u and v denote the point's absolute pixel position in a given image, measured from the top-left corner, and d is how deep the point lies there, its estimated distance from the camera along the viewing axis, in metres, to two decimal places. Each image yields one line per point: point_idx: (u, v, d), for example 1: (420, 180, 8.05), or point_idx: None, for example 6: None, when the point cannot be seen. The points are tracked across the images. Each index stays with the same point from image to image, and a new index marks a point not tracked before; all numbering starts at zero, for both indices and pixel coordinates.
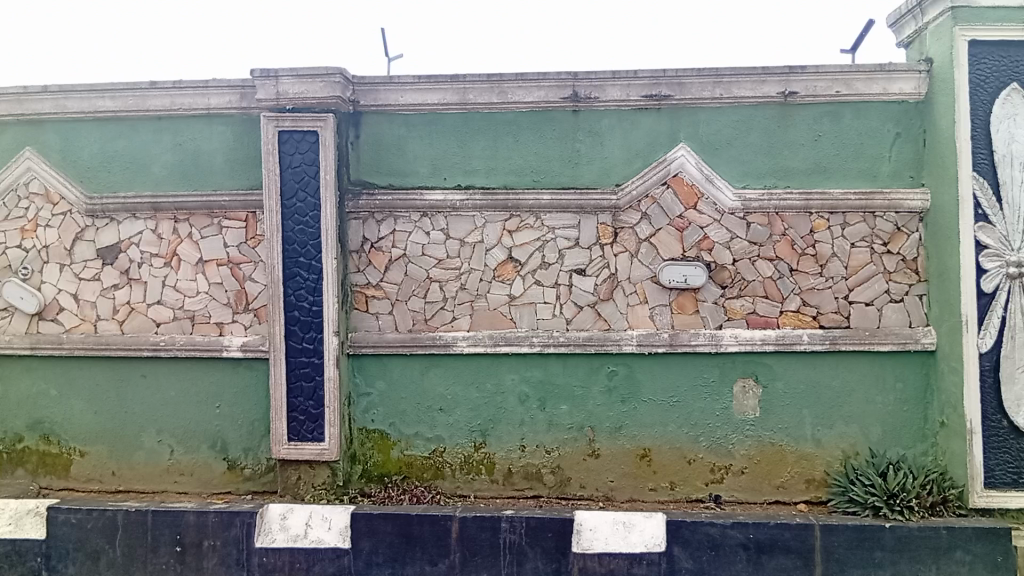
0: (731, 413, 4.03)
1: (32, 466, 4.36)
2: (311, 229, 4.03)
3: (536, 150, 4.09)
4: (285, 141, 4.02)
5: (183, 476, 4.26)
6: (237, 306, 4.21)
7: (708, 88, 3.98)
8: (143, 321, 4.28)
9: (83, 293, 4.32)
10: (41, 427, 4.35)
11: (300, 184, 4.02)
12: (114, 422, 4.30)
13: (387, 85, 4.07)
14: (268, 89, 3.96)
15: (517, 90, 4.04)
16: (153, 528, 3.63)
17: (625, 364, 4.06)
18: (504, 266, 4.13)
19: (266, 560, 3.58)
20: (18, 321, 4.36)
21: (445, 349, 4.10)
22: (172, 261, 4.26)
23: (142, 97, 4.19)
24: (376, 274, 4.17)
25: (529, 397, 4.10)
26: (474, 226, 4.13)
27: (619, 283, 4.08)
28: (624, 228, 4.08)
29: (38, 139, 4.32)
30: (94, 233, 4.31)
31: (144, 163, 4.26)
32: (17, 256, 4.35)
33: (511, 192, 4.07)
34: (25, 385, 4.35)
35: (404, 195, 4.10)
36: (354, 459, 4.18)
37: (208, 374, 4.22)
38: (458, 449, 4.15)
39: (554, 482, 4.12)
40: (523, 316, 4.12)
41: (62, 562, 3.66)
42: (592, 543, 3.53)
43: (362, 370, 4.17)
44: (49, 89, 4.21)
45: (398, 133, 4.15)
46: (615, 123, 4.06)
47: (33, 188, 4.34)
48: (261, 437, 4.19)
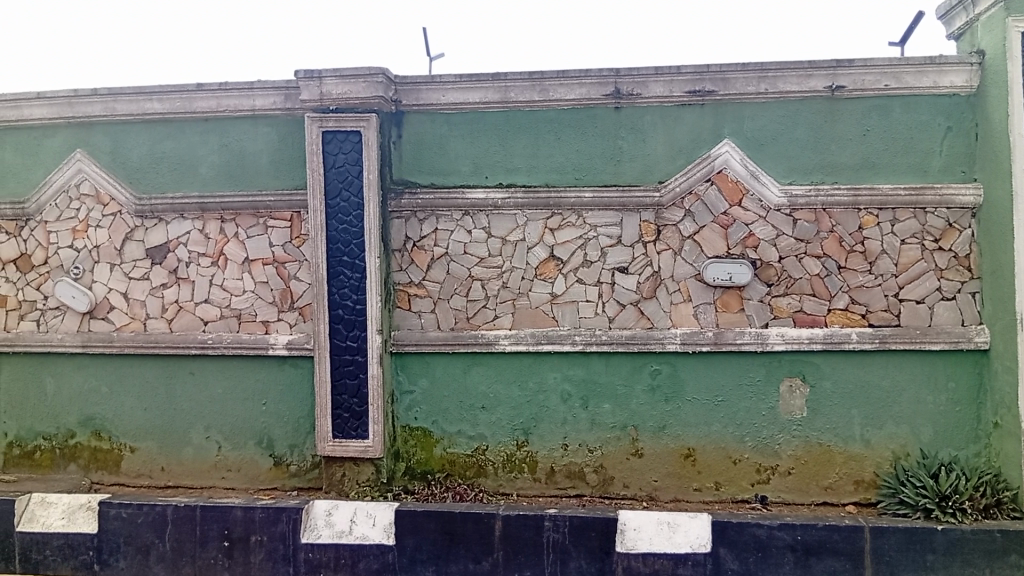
0: (777, 413, 3.97)
1: (84, 461, 4.47)
2: (354, 228, 4.06)
3: (578, 148, 4.07)
4: (328, 141, 4.05)
5: (230, 471, 4.32)
6: (282, 304, 4.26)
7: (753, 83, 3.92)
8: (190, 319, 4.36)
9: (132, 292, 4.41)
10: (92, 423, 4.45)
11: (344, 184, 4.05)
12: (163, 418, 4.38)
13: (429, 85, 4.08)
14: (312, 89, 3.99)
15: (559, 88, 4.02)
16: (202, 523, 3.68)
17: (668, 363, 4.02)
18: (546, 264, 4.12)
19: (311, 556, 3.61)
20: (70, 320, 4.46)
21: (487, 347, 4.11)
22: (218, 261, 4.33)
23: (189, 99, 4.25)
24: (418, 273, 4.20)
25: (572, 396, 4.09)
26: (516, 225, 4.13)
27: (663, 281, 4.05)
28: (668, 225, 4.04)
29: (89, 141, 4.42)
30: (143, 233, 4.40)
31: (191, 165, 4.33)
32: (69, 256, 4.46)
33: (553, 190, 4.06)
34: (77, 382, 4.46)
35: (446, 194, 4.12)
36: (398, 457, 4.20)
37: (254, 372, 4.27)
38: (500, 447, 4.16)
39: (596, 481, 4.10)
40: (565, 314, 4.10)
41: (114, 557, 3.73)
42: (636, 543, 3.50)
43: (405, 368, 4.19)
44: (99, 93, 4.29)
45: (439, 132, 4.16)
46: (658, 119, 4.02)
47: (84, 190, 4.44)
48: (306, 434, 4.24)
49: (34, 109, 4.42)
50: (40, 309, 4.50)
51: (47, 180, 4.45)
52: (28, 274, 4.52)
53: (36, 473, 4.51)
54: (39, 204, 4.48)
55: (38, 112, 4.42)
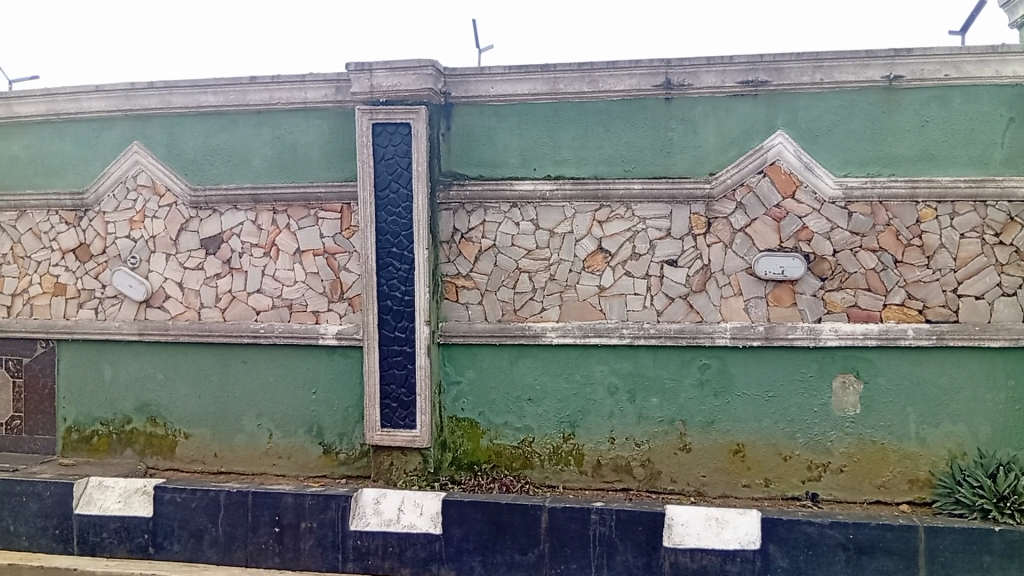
0: (829, 410, 3.90)
1: (140, 447, 4.58)
2: (404, 219, 4.09)
3: (628, 139, 4.03)
4: (378, 133, 4.08)
5: (281, 459, 4.40)
6: (332, 295, 4.31)
7: (808, 72, 3.84)
8: (243, 309, 4.43)
9: (187, 281, 4.50)
10: (148, 409, 4.56)
11: (393, 175, 4.08)
12: (216, 406, 4.46)
13: (478, 76, 4.08)
14: (363, 82, 4.02)
15: (608, 79, 3.99)
16: (254, 509, 3.74)
17: (717, 357, 3.98)
18: (594, 256, 4.10)
19: (360, 543, 3.65)
20: (127, 308, 4.57)
21: (534, 340, 4.10)
22: (271, 251, 4.39)
23: (243, 92, 4.32)
24: (466, 264, 4.21)
25: (619, 389, 4.07)
26: (564, 217, 4.11)
27: (713, 275, 4.00)
28: (718, 218, 3.99)
29: (146, 134, 4.51)
30: (198, 224, 4.48)
31: (245, 157, 4.40)
32: (126, 246, 4.57)
33: (602, 182, 4.03)
34: (134, 369, 4.57)
35: (494, 186, 4.13)
36: (444, 447, 4.23)
37: (305, 361, 4.33)
38: (546, 439, 4.16)
39: (643, 475, 4.08)
40: (613, 307, 4.08)
41: (168, 540, 3.81)
42: (684, 538, 3.43)
43: (452, 359, 4.21)
44: (155, 86, 4.38)
45: (488, 124, 4.16)
46: (709, 110, 3.97)
47: (142, 181, 4.54)
48: (355, 424, 4.29)
49: (93, 102, 4.52)
50: (98, 297, 4.62)
51: (105, 171, 4.56)
52: (87, 263, 4.64)
53: (94, 457, 4.63)
54: (98, 195, 4.59)
55: (96, 105, 4.52)
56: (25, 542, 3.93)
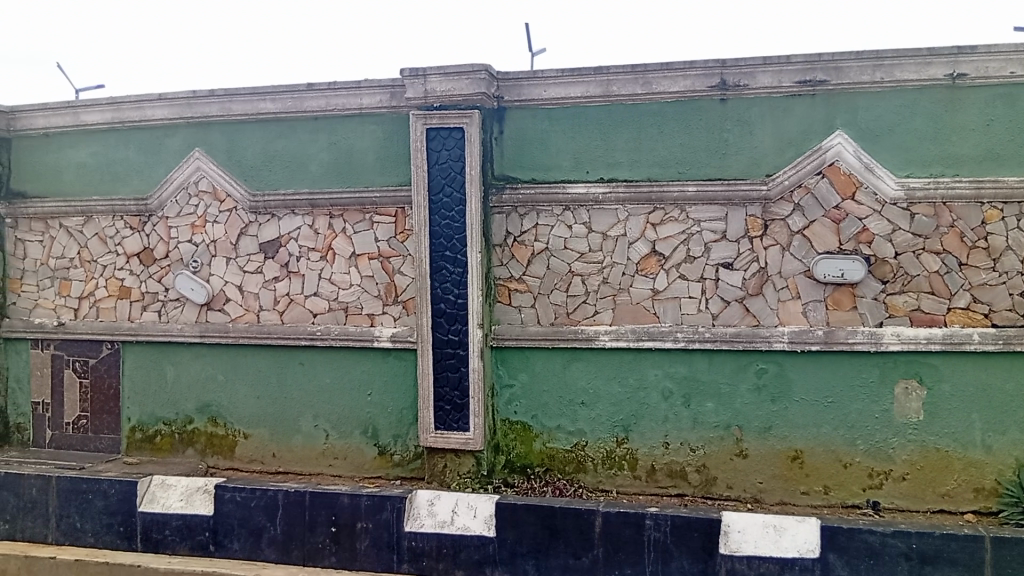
0: (891, 416, 3.80)
1: (201, 446, 4.70)
2: (457, 223, 4.11)
3: (682, 141, 3.99)
4: (432, 137, 4.12)
5: (337, 459, 4.46)
6: (387, 298, 4.36)
7: (868, 71, 3.76)
8: (300, 312, 4.51)
9: (247, 285, 4.60)
10: (209, 410, 4.67)
11: (447, 180, 4.12)
12: (274, 407, 4.55)
13: (530, 80, 4.09)
14: (417, 87, 4.06)
15: (662, 80, 3.96)
16: (311, 509, 3.80)
17: (775, 362, 3.91)
18: (648, 259, 4.07)
19: (415, 544, 3.68)
20: (188, 311, 4.70)
21: (587, 343, 4.09)
22: (327, 255, 4.47)
23: (300, 99, 4.40)
24: (519, 267, 4.22)
25: (673, 394, 4.03)
26: (618, 220, 4.10)
27: (770, 278, 3.94)
28: (776, 220, 3.93)
29: (207, 141, 4.63)
30: (257, 229, 4.58)
31: (302, 162, 4.48)
32: (188, 250, 4.69)
33: (656, 184, 4.00)
34: (196, 370, 4.68)
35: (547, 189, 4.13)
36: (497, 450, 4.25)
37: (360, 363, 4.39)
38: (600, 443, 4.14)
39: (699, 481, 4.03)
40: (667, 310, 4.05)
41: (228, 538, 3.89)
42: (740, 545, 3.38)
43: (505, 362, 4.22)
44: (216, 94, 4.49)
45: (540, 127, 4.17)
46: (765, 111, 3.91)
47: (203, 187, 4.66)
48: (409, 426, 4.33)
49: (157, 110, 4.65)
50: (162, 300, 4.75)
51: (168, 177, 4.68)
52: (150, 267, 4.78)
53: (157, 456, 4.76)
54: (161, 201, 4.72)
55: (160, 113, 4.65)
56: (91, 538, 4.05)
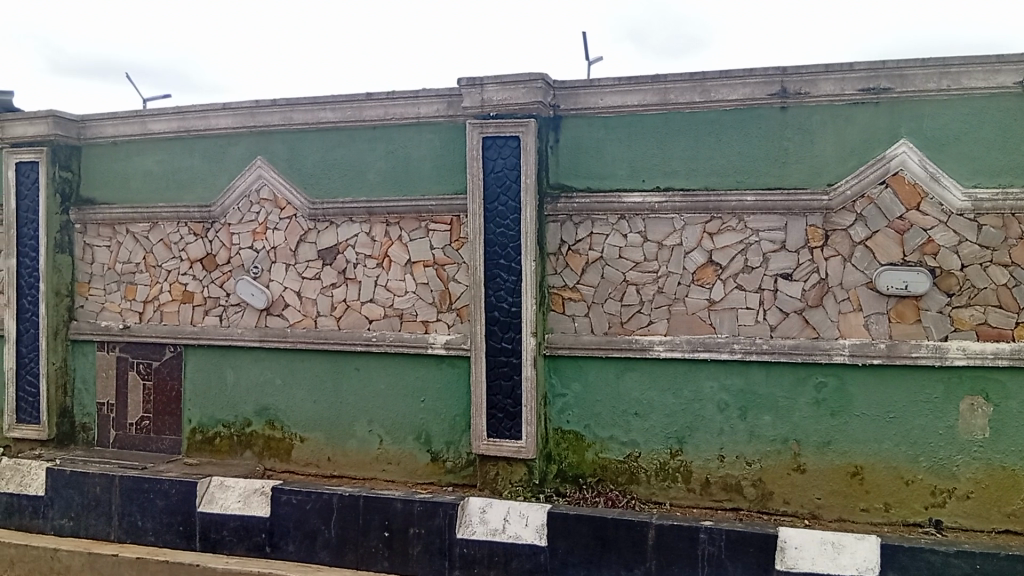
0: (956, 433, 3.69)
1: (258, 448, 4.79)
2: (512, 231, 4.13)
3: (740, 150, 3.95)
4: (488, 146, 4.15)
5: (390, 464, 4.50)
6: (441, 305, 4.40)
7: (934, 79, 3.67)
8: (356, 318, 4.58)
9: (305, 290, 4.69)
10: (266, 413, 4.76)
11: (502, 188, 4.14)
12: (329, 411, 4.61)
13: (587, 89, 4.09)
14: (474, 97, 4.10)
15: (721, 88, 3.92)
16: (364, 513, 3.84)
17: (834, 375, 3.83)
18: (704, 269, 4.03)
19: (466, 551, 3.69)
20: (249, 316, 4.80)
21: (642, 353, 4.06)
22: (383, 262, 4.53)
23: (360, 109, 4.47)
24: (573, 276, 4.22)
25: (729, 406, 3.97)
26: (674, 229, 4.06)
27: (831, 289, 3.86)
28: (837, 230, 3.85)
29: (268, 149, 4.74)
30: (315, 236, 4.66)
31: (360, 170, 4.55)
32: (249, 256, 4.81)
33: (713, 194, 3.96)
34: (255, 373, 4.78)
35: (602, 198, 4.12)
36: (549, 459, 4.24)
37: (414, 369, 4.43)
38: (653, 454, 4.10)
39: (754, 495, 3.96)
40: (723, 321, 4.00)
41: (284, 540, 3.95)
42: (797, 562, 3.30)
43: (558, 371, 4.22)
44: (278, 104, 4.59)
45: (597, 136, 4.16)
46: (827, 119, 3.84)
47: (264, 195, 4.76)
48: (462, 433, 4.35)
49: (222, 119, 4.78)
50: (223, 305, 4.87)
51: (231, 185, 4.80)
52: (212, 273, 4.90)
53: (216, 458, 4.86)
54: (223, 208, 4.84)
55: (224, 122, 4.78)
56: (152, 537, 4.15)
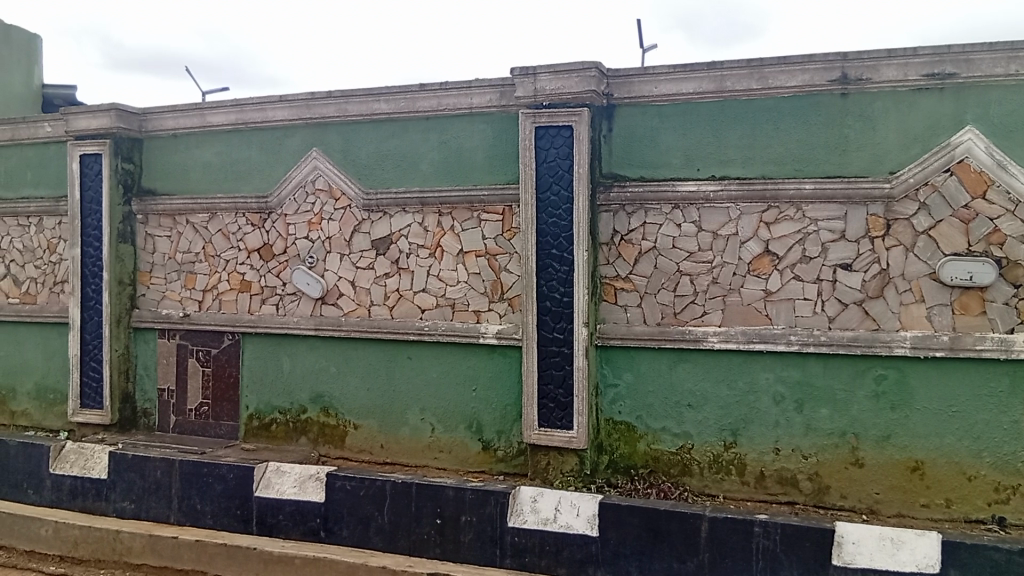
0: (1022, 428, 3.58)
1: (314, 435, 4.87)
2: (564, 221, 4.12)
3: (799, 137, 3.87)
4: (541, 136, 4.15)
5: (442, 452, 4.54)
6: (493, 296, 4.42)
7: (1002, 63, 3.55)
8: (409, 307, 4.62)
9: (359, 280, 4.75)
10: (321, 400, 4.84)
11: (555, 178, 4.13)
12: (383, 399, 4.67)
13: (642, 77, 4.06)
14: (526, 86, 4.10)
15: (779, 75, 3.85)
16: (417, 500, 3.88)
17: (895, 368, 3.74)
18: (760, 259, 3.97)
19: (518, 540, 3.70)
20: (304, 305, 4.88)
21: (695, 344, 4.02)
22: (436, 252, 4.56)
23: (413, 99, 4.50)
24: (626, 266, 4.20)
25: (785, 399, 3.91)
26: (729, 219, 4.01)
27: (892, 280, 3.77)
28: (899, 219, 3.76)
29: (324, 140, 4.80)
30: (369, 226, 4.71)
31: (413, 161, 4.58)
32: (305, 246, 4.89)
33: (770, 182, 3.90)
34: (310, 361, 4.86)
35: (656, 187, 4.08)
36: (601, 449, 4.23)
37: (466, 359, 4.46)
38: (707, 446, 4.06)
39: (811, 489, 3.90)
40: (780, 312, 3.93)
41: (338, 525, 4.01)
42: (854, 557, 3.24)
43: (610, 361, 4.20)
44: (333, 95, 4.65)
45: (651, 125, 4.12)
46: (889, 106, 3.75)
47: (320, 185, 4.83)
48: (513, 422, 4.36)
49: (278, 111, 4.86)
50: (279, 294, 4.96)
51: (287, 176, 4.89)
52: (270, 262, 4.99)
53: (272, 444, 4.96)
54: (281, 199, 4.92)
55: (280, 114, 4.86)
56: (210, 520, 4.25)
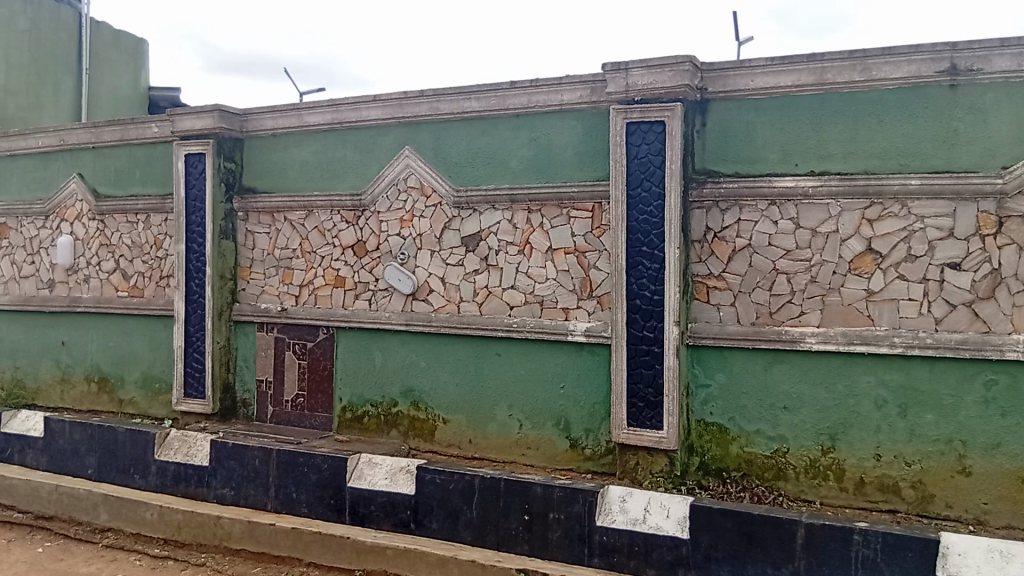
0: None
1: (404, 429, 4.96)
2: (655, 218, 4.06)
3: (904, 131, 3.71)
4: (632, 132, 4.10)
5: (530, 449, 4.55)
6: (582, 293, 4.40)
7: None
8: (498, 304, 4.64)
9: (449, 276, 4.80)
10: (412, 394, 4.92)
11: (646, 174, 4.08)
12: (471, 394, 4.71)
13: (737, 70, 3.96)
14: (618, 81, 4.06)
15: (883, 67, 3.70)
16: (506, 496, 3.90)
17: (1006, 373, 3.55)
18: (862, 258, 3.82)
19: (606, 539, 3.67)
20: (396, 300, 4.98)
21: (792, 345, 3.90)
22: (525, 249, 4.57)
23: (504, 97, 4.52)
24: (719, 264, 4.11)
25: (887, 403, 3.75)
26: (829, 216, 3.88)
27: (1004, 280, 3.58)
28: (1012, 216, 3.56)
29: (416, 139, 4.88)
30: (459, 223, 4.76)
31: (503, 158, 4.60)
32: (397, 243, 4.97)
33: (873, 178, 3.75)
34: (401, 356, 4.95)
35: (752, 183, 3.99)
36: (692, 451, 4.16)
37: (555, 356, 4.45)
38: (803, 451, 3.93)
39: (913, 497, 3.73)
40: (882, 313, 3.78)
41: (428, 518, 4.07)
42: (960, 569, 3.07)
43: (701, 361, 4.12)
44: (426, 94, 4.73)
45: (746, 119, 4.02)
46: (1002, 97, 3.56)
47: (411, 183, 4.91)
48: (601, 420, 4.33)
49: (372, 110, 4.97)
50: (372, 289, 5.07)
51: (380, 175, 4.99)
52: (363, 259, 5.10)
53: (364, 436, 5.07)
54: (374, 196, 5.03)
55: (374, 114, 4.97)
56: (306, 509, 4.38)
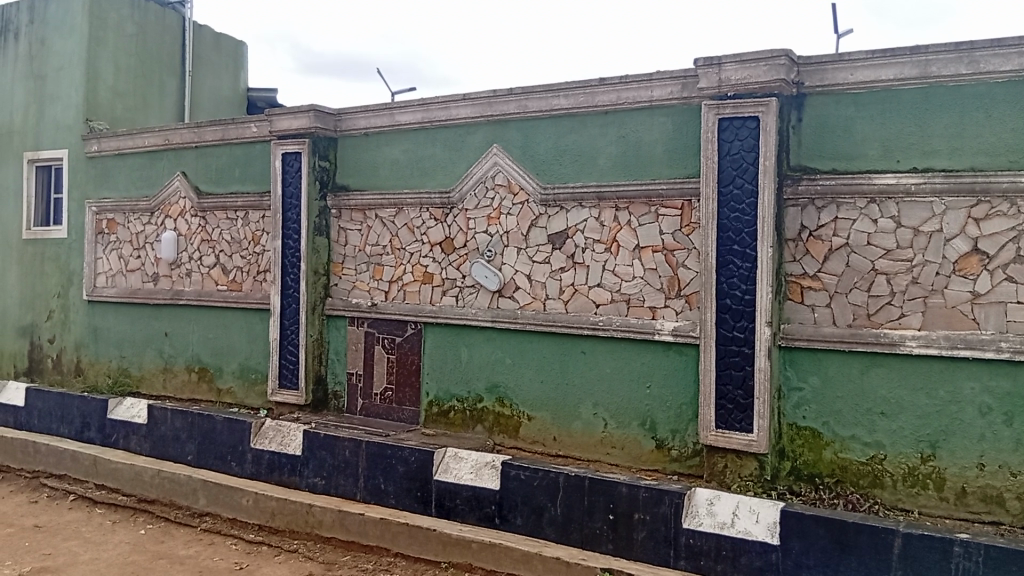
0: None
1: (489, 424, 5.00)
2: (747, 216, 3.97)
3: (1014, 126, 3.54)
4: (724, 128, 4.02)
5: (615, 448, 4.52)
6: (670, 291, 4.35)
7: None
8: (584, 302, 4.63)
9: (535, 274, 4.81)
10: (497, 390, 4.95)
11: (738, 171, 3.99)
12: (556, 392, 4.71)
13: (836, 64, 3.84)
14: (711, 77, 3.98)
15: (992, 59, 3.53)
16: (590, 495, 3.88)
17: None
18: (968, 258, 3.65)
19: (692, 542, 3.61)
20: (482, 297, 5.02)
21: (891, 348, 3.76)
22: (612, 247, 4.54)
23: (592, 94, 4.52)
24: (814, 264, 3.98)
25: (993, 410, 3.57)
26: (933, 214, 3.71)
27: None
28: None
29: (504, 137, 4.92)
30: (546, 220, 4.77)
31: (591, 156, 4.59)
32: (484, 240, 5.02)
33: (981, 175, 3.58)
34: (487, 352, 4.99)
35: (850, 180, 3.85)
36: (783, 455, 4.05)
37: (641, 356, 4.41)
38: (901, 458, 3.78)
39: (1019, 509, 3.55)
40: (989, 317, 3.59)
41: (512, 513, 4.10)
42: None
43: (793, 363, 4.01)
44: (515, 92, 4.76)
45: (845, 114, 3.90)
46: None
47: (499, 181, 4.95)
48: (689, 422, 4.27)
49: (462, 109, 5.03)
50: (459, 286, 5.13)
51: (469, 172, 5.05)
52: (450, 256, 5.18)
53: (450, 431, 5.14)
54: (462, 194, 5.09)
55: (463, 112, 5.03)
56: (393, 500, 4.47)
